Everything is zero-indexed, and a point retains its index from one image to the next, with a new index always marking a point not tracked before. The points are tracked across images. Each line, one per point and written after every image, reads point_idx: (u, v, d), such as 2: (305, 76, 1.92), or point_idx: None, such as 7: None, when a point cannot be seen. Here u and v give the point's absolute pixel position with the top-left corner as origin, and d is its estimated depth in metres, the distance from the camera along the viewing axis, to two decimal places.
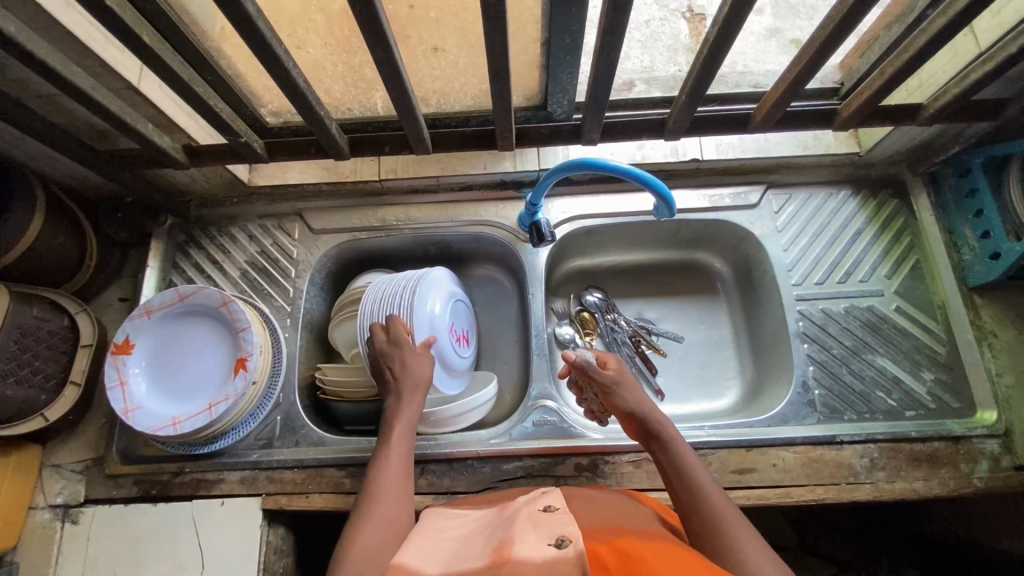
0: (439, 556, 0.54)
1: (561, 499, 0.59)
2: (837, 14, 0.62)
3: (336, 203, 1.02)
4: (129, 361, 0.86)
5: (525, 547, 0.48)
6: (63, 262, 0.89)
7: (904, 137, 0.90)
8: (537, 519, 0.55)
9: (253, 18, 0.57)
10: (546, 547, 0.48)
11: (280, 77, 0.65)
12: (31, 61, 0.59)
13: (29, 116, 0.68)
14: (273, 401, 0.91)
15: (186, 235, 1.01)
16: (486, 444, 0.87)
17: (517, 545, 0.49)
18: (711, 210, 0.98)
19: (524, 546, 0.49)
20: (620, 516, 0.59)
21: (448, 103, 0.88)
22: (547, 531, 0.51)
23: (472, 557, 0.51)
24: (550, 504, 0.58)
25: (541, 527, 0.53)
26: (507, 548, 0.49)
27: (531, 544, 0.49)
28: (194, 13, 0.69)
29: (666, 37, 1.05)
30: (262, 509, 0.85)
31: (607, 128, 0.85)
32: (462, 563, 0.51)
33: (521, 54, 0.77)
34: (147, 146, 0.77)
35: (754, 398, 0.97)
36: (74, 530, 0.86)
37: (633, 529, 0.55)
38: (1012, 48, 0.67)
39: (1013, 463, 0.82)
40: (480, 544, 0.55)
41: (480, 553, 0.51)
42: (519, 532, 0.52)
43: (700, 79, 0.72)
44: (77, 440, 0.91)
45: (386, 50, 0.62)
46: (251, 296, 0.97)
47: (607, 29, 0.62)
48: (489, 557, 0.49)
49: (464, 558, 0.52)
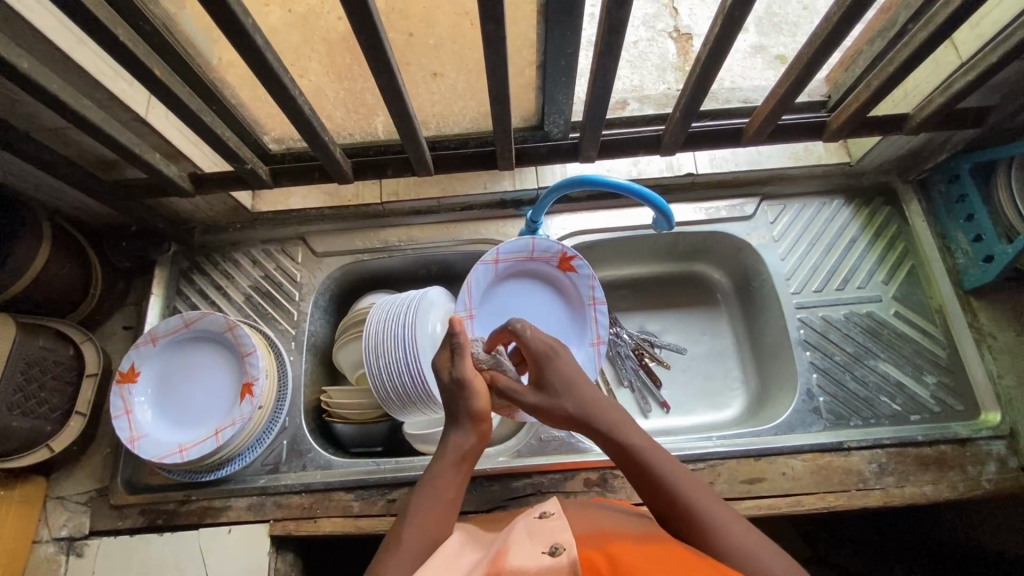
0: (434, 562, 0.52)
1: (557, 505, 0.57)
2: (823, 31, 0.65)
3: (339, 227, 1.02)
4: (134, 390, 0.86)
5: (520, 559, 0.47)
6: (69, 292, 0.90)
7: (892, 147, 0.92)
8: (533, 527, 0.53)
9: (261, 47, 0.59)
10: (541, 557, 0.47)
11: (287, 104, 0.67)
12: (45, 95, 0.61)
13: (38, 149, 0.69)
14: (279, 426, 0.90)
15: (190, 262, 1.01)
16: (495, 462, 0.87)
17: (512, 556, 0.48)
18: (708, 222, 1.00)
19: (519, 558, 0.48)
20: (615, 523, 0.58)
21: (447, 126, 0.89)
22: (541, 540, 0.50)
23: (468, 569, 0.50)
24: (546, 510, 0.56)
25: (537, 535, 0.51)
26: (501, 559, 0.48)
27: (527, 554, 0.48)
28: (199, 46, 0.71)
29: (654, 57, 1.08)
30: (269, 535, 0.84)
31: (604, 146, 0.87)
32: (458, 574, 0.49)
33: (517, 76, 0.79)
34: (154, 175, 0.78)
35: (759, 408, 0.98)
36: (78, 563, 0.85)
37: (628, 535, 0.53)
38: (992, 59, 0.69)
39: (1020, 464, 0.83)
40: (477, 555, 0.54)
41: (475, 567, 0.50)
42: (514, 543, 0.51)
43: (693, 97, 0.74)
44: (81, 471, 0.91)
45: (390, 77, 0.64)
46: (256, 321, 0.98)
47: (603, 49, 0.64)
48: (484, 568, 0.48)
49: (455, 566, 0.51)
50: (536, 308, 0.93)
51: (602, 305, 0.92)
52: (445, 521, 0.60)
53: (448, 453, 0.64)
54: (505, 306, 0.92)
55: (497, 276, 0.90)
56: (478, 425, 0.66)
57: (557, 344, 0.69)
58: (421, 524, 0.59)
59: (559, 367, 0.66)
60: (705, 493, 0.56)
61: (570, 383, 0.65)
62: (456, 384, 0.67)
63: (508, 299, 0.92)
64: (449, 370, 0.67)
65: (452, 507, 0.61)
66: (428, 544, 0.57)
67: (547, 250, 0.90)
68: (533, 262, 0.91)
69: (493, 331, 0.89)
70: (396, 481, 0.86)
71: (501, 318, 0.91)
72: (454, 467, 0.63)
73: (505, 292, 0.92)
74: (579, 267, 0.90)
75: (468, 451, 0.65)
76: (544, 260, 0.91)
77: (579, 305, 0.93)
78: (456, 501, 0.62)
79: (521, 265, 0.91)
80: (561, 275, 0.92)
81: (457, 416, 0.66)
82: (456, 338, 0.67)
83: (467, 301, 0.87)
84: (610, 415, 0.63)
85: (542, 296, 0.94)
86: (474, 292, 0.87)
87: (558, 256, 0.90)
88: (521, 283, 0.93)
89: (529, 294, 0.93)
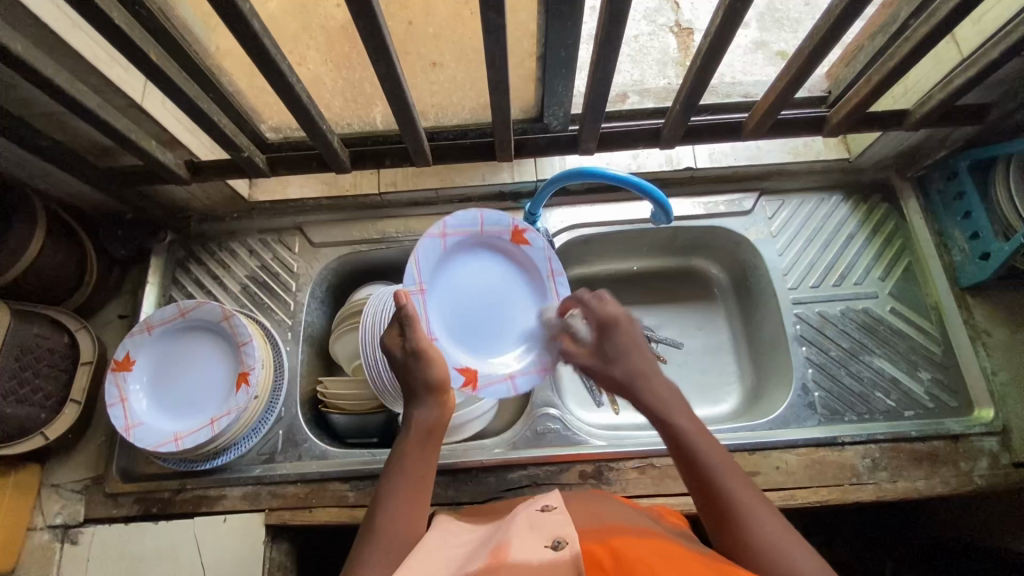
0: (434, 554, 0.52)
1: (560, 499, 0.57)
2: (824, 24, 0.64)
3: (336, 217, 1.02)
4: (130, 378, 0.86)
5: (522, 551, 0.47)
6: (65, 280, 0.90)
7: (891, 144, 0.92)
8: (534, 521, 0.53)
9: (258, 33, 0.58)
10: (543, 550, 0.47)
11: (284, 91, 0.67)
12: (40, 79, 0.60)
13: (32, 134, 0.69)
14: (275, 416, 0.90)
15: (186, 252, 1.01)
16: (490, 453, 0.87)
17: (514, 547, 0.48)
18: (707, 217, 1.00)
19: (521, 549, 0.47)
20: (618, 518, 0.57)
21: (447, 117, 0.89)
22: (543, 532, 0.50)
23: (467, 560, 0.49)
24: (548, 504, 0.56)
25: (538, 529, 0.51)
26: (504, 550, 0.48)
27: (529, 546, 0.48)
28: (197, 33, 0.70)
29: (655, 51, 1.07)
30: (265, 525, 0.84)
31: (604, 138, 0.87)
32: (458, 567, 0.48)
33: (518, 68, 0.79)
34: (150, 162, 0.78)
35: (755, 402, 0.98)
36: (74, 551, 0.85)
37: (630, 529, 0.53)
38: (994, 54, 0.69)
39: (1012, 460, 0.83)
40: (477, 548, 0.53)
41: (475, 557, 0.50)
42: (516, 536, 0.51)
43: (693, 90, 0.73)
44: (77, 458, 0.90)
45: (389, 65, 0.63)
46: (252, 311, 0.97)
47: (604, 39, 0.63)
48: (486, 559, 0.47)
49: (461, 560, 0.50)
50: (492, 282, 0.85)
51: (560, 277, 0.87)
52: (420, 501, 0.60)
53: (413, 428, 0.65)
54: (456, 284, 0.83)
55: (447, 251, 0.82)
56: (439, 397, 0.66)
57: (628, 320, 0.71)
58: (399, 506, 0.58)
59: (618, 338, 0.70)
60: (736, 476, 0.57)
61: (624, 353, 0.69)
62: (412, 354, 0.67)
63: (458, 275, 0.84)
64: (405, 342, 0.68)
65: (425, 484, 0.61)
66: (405, 528, 0.57)
67: (498, 223, 0.85)
68: (486, 238, 0.85)
69: (444, 308, 0.82)
70: None
71: (456, 295, 0.83)
72: (420, 443, 0.63)
73: (459, 265, 0.84)
74: (532, 240, 0.86)
75: (434, 423, 0.65)
76: (493, 234, 0.85)
77: (535, 278, 0.87)
78: (427, 480, 0.62)
79: (472, 240, 0.85)
80: (515, 249, 0.87)
81: (417, 388, 0.66)
82: (404, 311, 0.68)
83: (415, 276, 0.78)
84: (658, 392, 0.65)
85: (497, 272, 0.86)
86: (423, 266, 0.79)
87: (510, 230, 0.85)
88: (472, 258, 0.85)
89: (484, 266, 0.85)
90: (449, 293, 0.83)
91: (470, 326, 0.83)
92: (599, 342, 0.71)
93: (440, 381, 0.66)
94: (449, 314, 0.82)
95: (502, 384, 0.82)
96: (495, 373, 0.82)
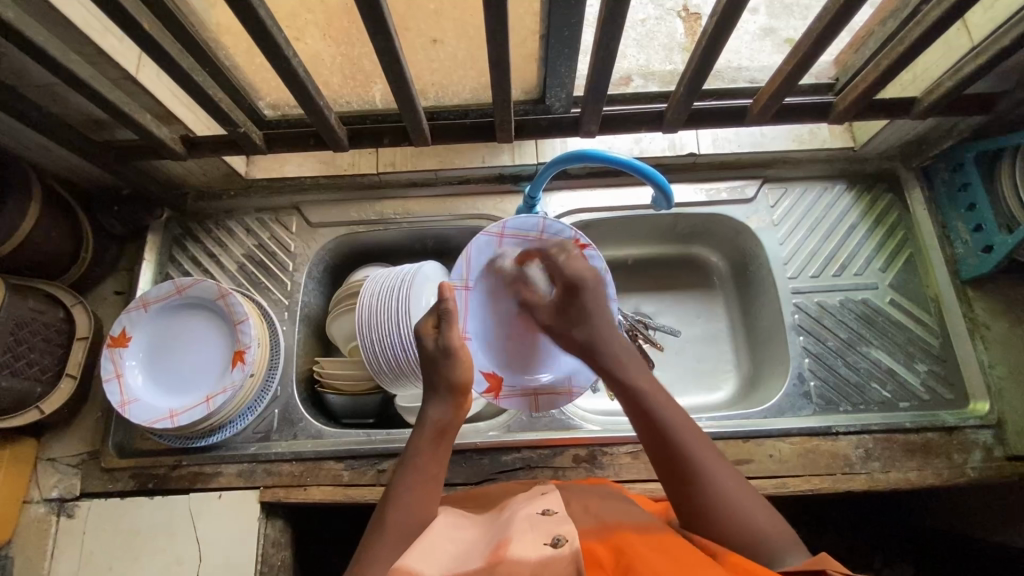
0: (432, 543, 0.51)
1: (557, 502, 0.54)
2: (833, 6, 0.63)
3: (334, 197, 1.01)
4: (126, 355, 0.86)
5: (523, 549, 0.46)
6: (60, 255, 0.89)
7: (898, 132, 0.91)
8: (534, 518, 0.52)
9: (253, 4, 0.57)
10: (543, 548, 0.46)
11: (280, 66, 0.65)
12: (31, 47, 0.59)
13: (24, 104, 0.68)
14: (271, 394, 0.90)
15: (183, 229, 1.01)
16: (484, 436, 0.87)
17: (514, 545, 0.47)
18: (707, 204, 0.99)
19: (522, 547, 0.46)
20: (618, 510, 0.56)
21: (447, 97, 0.88)
22: (544, 530, 0.49)
23: (467, 557, 0.49)
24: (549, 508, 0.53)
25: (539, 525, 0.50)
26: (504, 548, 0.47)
27: (527, 544, 0.47)
28: (192, 5, 0.69)
29: (662, 36, 1.05)
30: (260, 502, 0.85)
31: (606, 121, 0.85)
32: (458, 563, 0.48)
33: (520, 46, 0.77)
34: (145, 136, 0.77)
35: (750, 390, 0.98)
36: (69, 524, 0.85)
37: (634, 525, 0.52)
38: (1006, 41, 0.68)
39: (1005, 454, 0.83)
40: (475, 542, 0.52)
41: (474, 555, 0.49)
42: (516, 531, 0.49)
43: (697, 74, 0.72)
44: (74, 433, 0.91)
45: (387, 40, 0.62)
46: (248, 289, 0.97)
47: (607, 19, 0.62)
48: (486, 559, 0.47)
49: (458, 555, 0.50)
50: None
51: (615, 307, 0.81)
52: (429, 496, 0.60)
53: (425, 426, 0.64)
54: (504, 287, 0.83)
55: (501, 253, 0.80)
56: (456, 398, 0.66)
57: (595, 281, 0.74)
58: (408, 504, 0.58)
59: (584, 299, 0.73)
60: (689, 429, 0.59)
61: (587, 316, 0.72)
62: (441, 352, 0.66)
63: (507, 280, 0.82)
64: (436, 338, 0.67)
65: (435, 482, 0.60)
66: (414, 524, 0.57)
67: (558, 236, 0.79)
68: (543, 246, 0.80)
69: (487, 309, 0.83)
70: (386, 451, 0.86)
71: (500, 296, 0.82)
72: (433, 442, 0.63)
73: (509, 269, 0.82)
74: (591, 258, 0.79)
75: (445, 423, 0.64)
76: (555, 244, 0.80)
77: None
78: (437, 477, 0.61)
79: (529, 246, 0.80)
80: None
81: (439, 387, 0.66)
82: (445, 305, 0.67)
83: (463, 272, 0.79)
84: (619, 353, 0.67)
85: None
86: (473, 263, 0.79)
87: (570, 243, 0.79)
88: (526, 264, 0.82)
89: (532, 275, 0.83)
90: (496, 295, 0.82)
91: (511, 328, 0.84)
92: (566, 303, 0.74)
93: (461, 382, 0.66)
94: (490, 316, 0.83)
95: (520, 400, 0.84)
96: (518, 387, 0.84)
